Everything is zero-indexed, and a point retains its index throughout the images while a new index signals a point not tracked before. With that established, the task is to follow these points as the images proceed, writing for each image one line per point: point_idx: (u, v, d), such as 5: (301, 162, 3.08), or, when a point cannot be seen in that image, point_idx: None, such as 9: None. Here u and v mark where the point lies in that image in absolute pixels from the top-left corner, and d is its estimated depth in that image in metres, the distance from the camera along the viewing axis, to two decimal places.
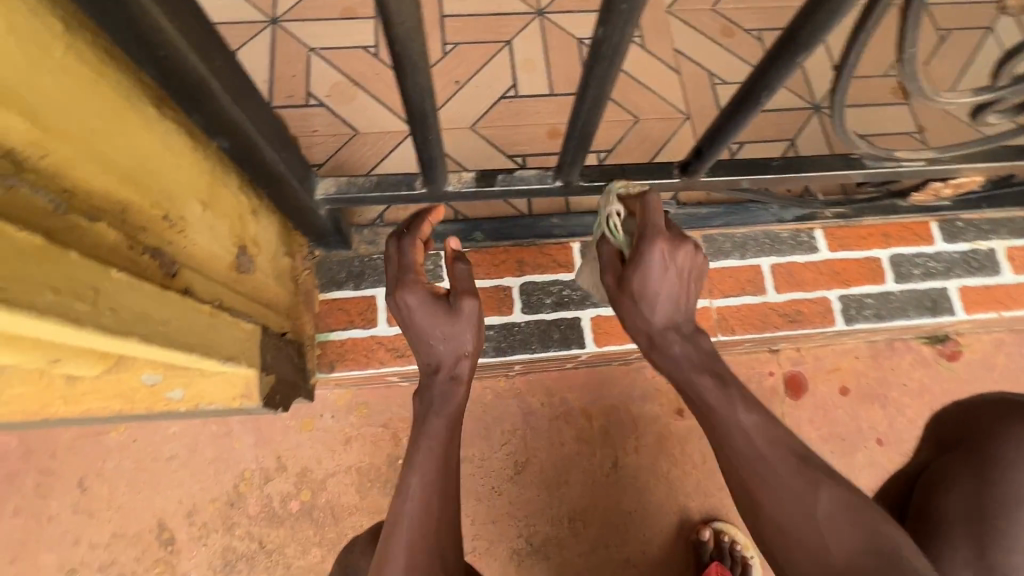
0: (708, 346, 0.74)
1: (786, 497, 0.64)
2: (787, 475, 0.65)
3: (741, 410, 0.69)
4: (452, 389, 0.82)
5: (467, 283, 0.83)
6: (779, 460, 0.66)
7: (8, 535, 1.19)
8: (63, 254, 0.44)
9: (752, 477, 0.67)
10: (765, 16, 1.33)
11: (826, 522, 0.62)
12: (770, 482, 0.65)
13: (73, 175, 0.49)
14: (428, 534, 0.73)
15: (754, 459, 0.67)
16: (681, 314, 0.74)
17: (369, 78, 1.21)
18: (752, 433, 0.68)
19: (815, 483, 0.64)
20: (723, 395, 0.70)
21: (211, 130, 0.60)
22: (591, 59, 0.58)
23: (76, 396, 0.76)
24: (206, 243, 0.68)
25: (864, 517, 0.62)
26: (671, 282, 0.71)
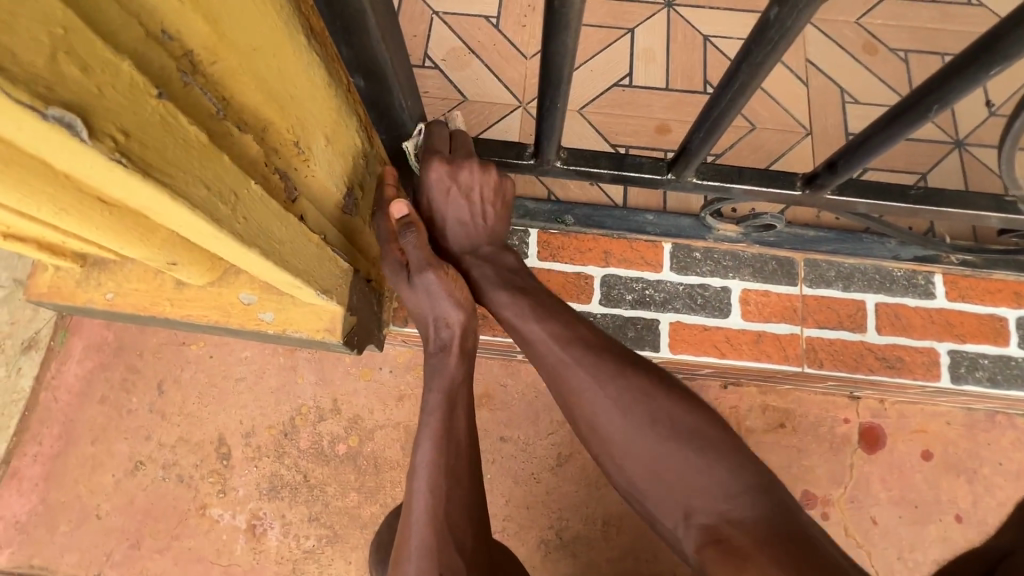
0: (508, 261, 0.88)
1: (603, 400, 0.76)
2: (588, 379, 0.76)
3: (533, 322, 0.81)
4: (445, 360, 0.84)
5: (418, 256, 0.80)
6: (575, 360, 0.78)
7: (91, 418, 1.31)
8: (218, 156, 0.46)
9: (564, 384, 0.78)
10: (916, 38, 1.21)
11: (631, 420, 0.74)
12: (580, 391, 0.77)
13: (233, 83, 0.51)
14: (440, 516, 0.76)
15: (559, 368, 0.79)
16: (482, 239, 0.89)
17: (486, 47, 1.22)
18: (544, 338, 0.80)
19: (617, 378, 0.76)
20: (514, 306, 0.83)
21: (354, 65, 0.62)
22: (749, 43, 0.54)
23: (182, 300, 0.81)
24: (324, 176, 0.71)
25: (662, 409, 0.74)
26: (467, 203, 0.85)
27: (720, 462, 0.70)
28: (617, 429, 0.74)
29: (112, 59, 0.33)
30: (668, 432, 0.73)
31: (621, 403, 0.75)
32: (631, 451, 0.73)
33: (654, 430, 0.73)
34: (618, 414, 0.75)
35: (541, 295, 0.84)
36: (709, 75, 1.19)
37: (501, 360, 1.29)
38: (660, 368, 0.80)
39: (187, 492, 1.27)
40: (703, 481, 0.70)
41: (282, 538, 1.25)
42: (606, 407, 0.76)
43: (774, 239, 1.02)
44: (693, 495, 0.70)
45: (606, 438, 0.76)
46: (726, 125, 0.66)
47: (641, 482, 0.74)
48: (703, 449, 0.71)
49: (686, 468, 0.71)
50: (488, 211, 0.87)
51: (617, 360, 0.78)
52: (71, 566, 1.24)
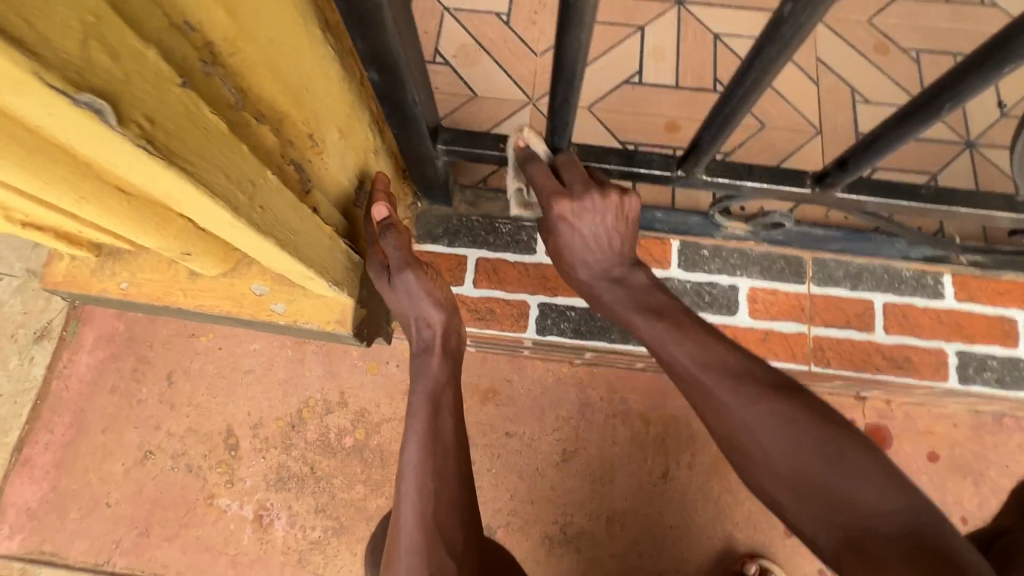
0: (639, 282, 0.81)
1: (739, 415, 0.68)
2: (728, 397, 0.69)
3: (673, 346, 0.74)
4: (428, 361, 0.86)
5: (398, 257, 0.80)
6: (714, 380, 0.70)
7: (102, 407, 1.32)
8: (237, 145, 0.47)
9: (702, 402, 0.71)
10: (928, 37, 1.21)
11: (781, 437, 0.65)
12: (715, 404, 0.70)
13: (250, 75, 0.52)
14: (428, 518, 0.77)
15: (698, 391, 0.72)
16: (612, 261, 0.81)
17: (496, 44, 1.22)
18: (684, 360, 0.73)
19: (756, 393, 0.68)
20: (654, 330, 0.76)
21: (369, 59, 0.62)
22: (764, 39, 0.54)
23: (194, 291, 0.83)
24: (337, 169, 0.72)
25: (802, 424, 0.65)
26: (591, 233, 0.79)
27: (873, 481, 0.60)
28: (755, 443, 0.66)
29: (138, 47, 0.34)
30: (812, 448, 0.64)
31: (755, 416, 0.67)
32: (774, 465, 0.65)
33: (798, 448, 0.64)
34: (752, 427, 0.67)
35: (677, 315, 0.77)
36: (719, 74, 1.19)
37: (507, 356, 1.30)
38: (795, 383, 0.70)
39: (196, 482, 1.28)
40: (859, 499, 0.59)
41: (289, 528, 1.26)
42: (744, 421, 0.68)
43: (783, 238, 1.02)
44: (840, 513, 0.60)
45: (745, 452, 0.68)
46: (738, 121, 0.66)
47: (784, 499, 0.64)
48: (853, 470, 0.61)
49: (834, 485, 0.61)
50: (617, 237, 0.80)
51: (753, 374, 0.70)
52: (81, 552, 1.26)
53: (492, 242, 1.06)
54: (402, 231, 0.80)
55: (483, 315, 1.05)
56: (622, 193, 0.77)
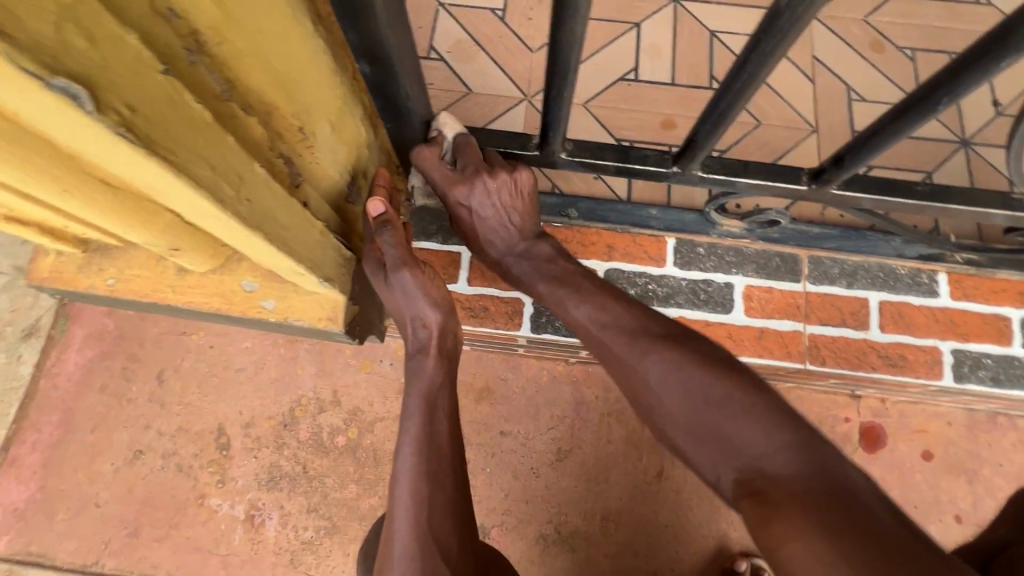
0: (542, 254, 0.88)
1: (639, 371, 0.74)
2: (627, 351, 0.76)
3: (575, 307, 0.83)
4: (424, 361, 0.85)
5: (393, 255, 0.80)
6: (615, 338, 0.77)
7: (91, 406, 1.31)
8: (223, 137, 0.45)
9: (610, 359, 0.78)
10: (923, 36, 1.21)
11: (683, 386, 0.70)
12: (615, 358, 0.78)
13: (238, 66, 0.51)
14: (422, 523, 0.76)
15: (603, 351, 0.79)
16: (516, 236, 0.89)
17: (491, 40, 1.21)
18: (586, 323, 0.81)
19: (647, 348, 0.74)
20: (558, 295, 0.85)
21: (360, 51, 0.61)
22: (760, 32, 0.54)
23: (183, 287, 0.81)
24: (328, 163, 0.70)
25: (689, 373, 0.71)
26: (489, 212, 0.87)
27: (755, 422, 0.65)
28: (655, 396, 0.73)
29: (117, 32, 0.33)
30: (699, 396, 0.69)
31: (654, 371, 0.73)
32: (672, 412, 0.71)
33: (689, 396, 0.69)
34: (653, 381, 0.73)
35: (578, 280, 0.84)
36: (715, 71, 1.18)
37: (502, 354, 1.29)
38: (690, 333, 0.76)
39: (186, 481, 1.27)
40: (742, 440, 0.64)
41: (281, 528, 1.25)
42: (641, 376, 0.74)
43: (778, 235, 1.02)
44: (731, 454, 0.65)
45: (651, 407, 0.74)
46: (734, 115, 0.66)
47: (685, 445, 0.70)
48: (741, 412, 0.66)
49: (723, 429, 0.66)
50: (519, 214, 0.88)
51: (650, 333, 0.76)
52: (69, 553, 1.24)
53: None
54: (398, 228, 0.81)
55: (478, 313, 1.04)
56: (511, 170, 0.83)
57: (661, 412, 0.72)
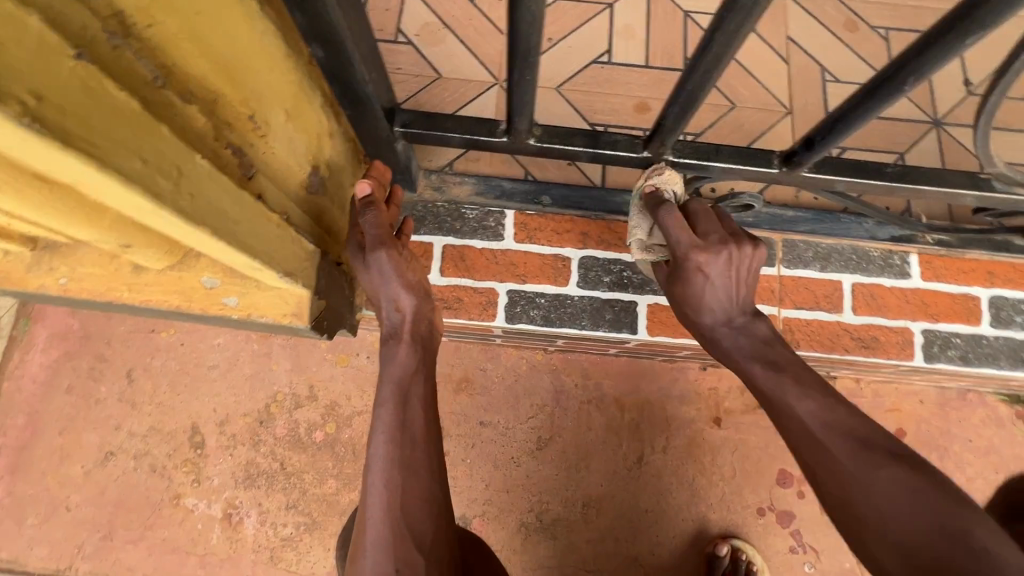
0: (762, 334, 0.79)
1: (855, 477, 0.64)
2: (848, 458, 0.66)
3: (792, 396, 0.72)
4: (396, 348, 0.84)
5: (374, 234, 0.80)
6: (833, 441, 0.68)
7: (58, 409, 1.27)
8: (154, 126, 0.43)
9: (809, 456, 0.69)
10: (896, 15, 1.20)
11: (899, 503, 0.61)
12: (825, 457, 0.67)
13: (174, 52, 0.48)
14: (395, 508, 0.74)
15: (808, 448, 0.69)
16: (735, 308, 0.80)
17: (460, 22, 1.17)
18: (807, 420, 0.70)
19: (879, 463, 0.64)
20: (773, 377, 0.75)
21: (309, 34, 0.58)
22: (723, 11, 0.52)
23: (139, 285, 0.78)
24: (285, 153, 0.68)
25: (936, 500, 0.59)
26: (719, 282, 0.78)
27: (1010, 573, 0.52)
28: (872, 510, 0.62)
29: (14, 12, 0.30)
30: (935, 524, 0.58)
31: (866, 486, 0.63)
32: (894, 537, 0.60)
33: (924, 519, 0.58)
34: (877, 498, 0.62)
35: (798, 370, 0.75)
36: (689, 53, 1.16)
37: (480, 344, 1.28)
38: (927, 460, 0.64)
39: (160, 482, 1.24)
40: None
41: (259, 526, 1.23)
42: (860, 485, 0.64)
43: (752, 220, 1.01)
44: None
45: (863, 523, 0.63)
46: (703, 98, 0.64)
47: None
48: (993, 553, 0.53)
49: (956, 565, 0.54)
50: (746, 289, 0.80)
51: (881, 445, 0.66)
52: (41, 558, 1.21)
53: (459, 229, 1.03)
54: (383, 210, 0.81)
55: (451, 304, 1.02)
56: (753, 247, 0.79)
57: (871, 530, 0.62)
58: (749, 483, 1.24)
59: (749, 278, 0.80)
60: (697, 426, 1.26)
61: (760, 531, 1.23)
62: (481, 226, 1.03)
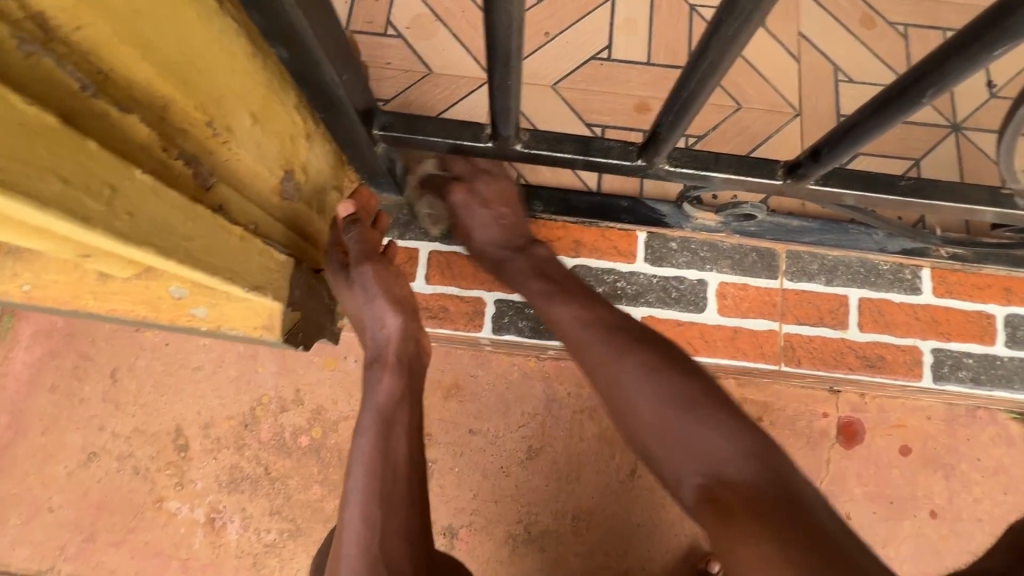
0: (540, 254, 0.88)
1: (616, 373, 0.72)
2: (603, 353, 0.74)
3: (558, 305, 0.80)
4: (379, 375, 0.81)
5: (360, 250, 0.83)
6: (595, 342, 0.76)
7: (42, 407, 1.25)
8: (77, 141, 0.38)
9: (582, 361, 0.77)
10: (916, 11, 1.13)
11: (657, 395, 0.70)
12: (591, 361, 0.75)
13: (110, 56, 0.43)
14: (373, 547, 0.71)
15: (583, 354, 0.77)
16: (496, 231, 0.90)
17: (453, 14, 1.12)
18: (562, 322, 0.79)
19: (628, 353, 0.73)
20: (545, 293, 0.82)
21: (270, 34, 0.54)
22: (720, 13, 0.46)
23: (105, 294, 0.75)
24: (252, 160, 0.63)
25: (667, 379, 0.71)
26: (478, 207, 0.90)
27: (721, 430, 0.66)
28: (637, 405, 0.70)
29: None
30: (670, 401, 0.69)
31: (626, 381, 0.72)
32: (639, 415, 0.70)
33: (666, 403, 0.69)
34: (626, 384, 0.72)
35: (567, 281, 0.83)
36: (693, 49, 1.10)
37: (471, 350, 1.24)
38: (657, 337, 0.76)
39: (144, 484, 1.22)
40: (707, 447, 0.66)
41: (242, 532, 1.21)
42: (621, 383, 0.72)
43: (755, 229, 0.96)
44: (696, 458, 0.66)
45: (626, 413, 0.71)
46: (698, 108, 0.59)
47: (653, 448, 0.69)
48: (705, 418, 0.67)
49: (688, 433, 0.67)
50: (516, 214, 0.91)
51: (629, 336, 0.76)
52: (24, 559, 1.20)
53: (447, 234, 0.99)
54: (367, 227, 0.86)
55: (436, 314, 0.98)
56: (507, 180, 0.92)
57: (628, 416, 0.71)
58: None
59: (514, 205, 0.92)
60: None
61: None
62: None
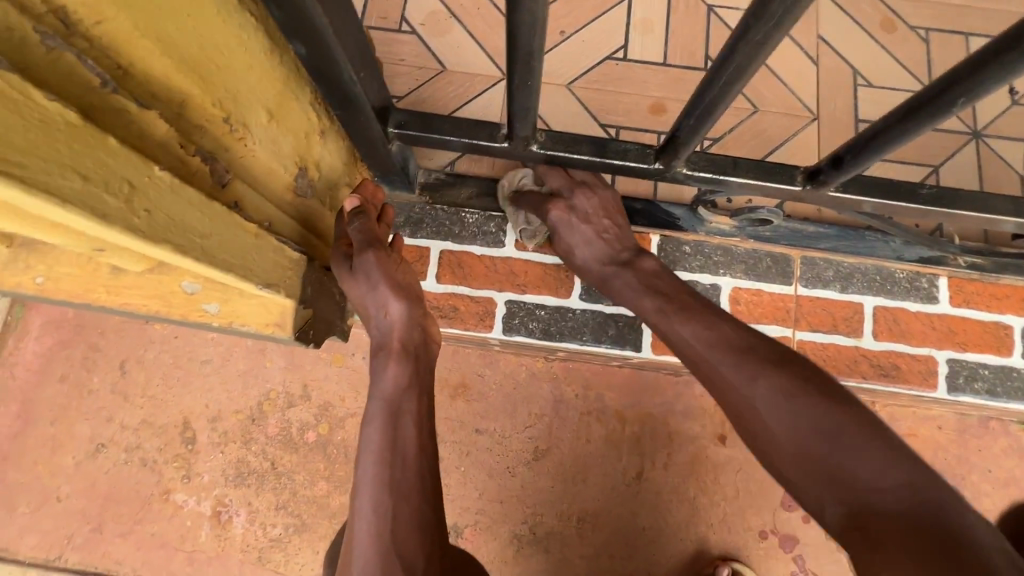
0: (648, 267, 0.83)
1: (747, 395, 0.66)
2: (728, 370, 0.69)
3: (678, 324, 0.76)
4: (386, 363, 0.80)
5: (363, 238, 0.79)
6: (718, 359, 0.70)
7: (51, 397, 1.26)
8: (98, 137, 0.38)
9: (711, 379, 0.71)
10: (938, 15, 1.11)
11: (797, 417, 0.63)
12: (715, 379, 0.70)
13: (130, 52, 0.43)
14: (385, 536, 0.71)
15: (704, 375, 0.72)
16: (608, 248, 0.87)
17: (468, 11, 1.11)
18: (689, 341, 0.74)
19: (754, 372, 0.67)
20: (661, 313, 0.78)
21: (288, 30, 0.53)
22: (748, 18, 0.45)
23: (117, 287, 0.75)
24: (267, 157, 0.63)
25: (801, 399, 0.63)
26: (579, 223, 0.87)
27: (874, 456, 0.58)
28: (769, 426, 0.64)
29: None
30: (812, 425, 0.62)
31: (755, 403, 0.66)
32: (775, 440, 0.63)
33: (805, 425, 0.62)
34: (755, 405, 0.66)
35: (684, 298, 0.78)
36: (710, 51, 1.09)
37: (479, 349, 1.24)
38: (796, 355, 0.68)
39: (151, 476, 1.23)
40: (857, 474, 0.57)
41: (248, 526, 1.21)
42: (746, 403, 0.67)
43: (770, 234, 0.95)
44: (840, 487, 0.58)
45: (760, 437, 0.65)
46: (720, 112, 0.58)
47: (793, 477, 0.62)
48: (854, 444, 0.59)
49: (840, 461, 0.59)
50: (618, 226, 0.88)
51: (758, 353, 0.68)
52: (32, 547, 1.20)
53: (458, 233, 0.98)
54: (372, 219, 0.81)
55: (447, 314, 0.97)
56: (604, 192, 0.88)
57: (762, 439, 0.65)
58: (752, 503, 1.20)
59: (616, 216, 0.88)
60: (700, 444, 1.21)
61: (761, 555, 1.19)
62: (481, 231, 0.99)
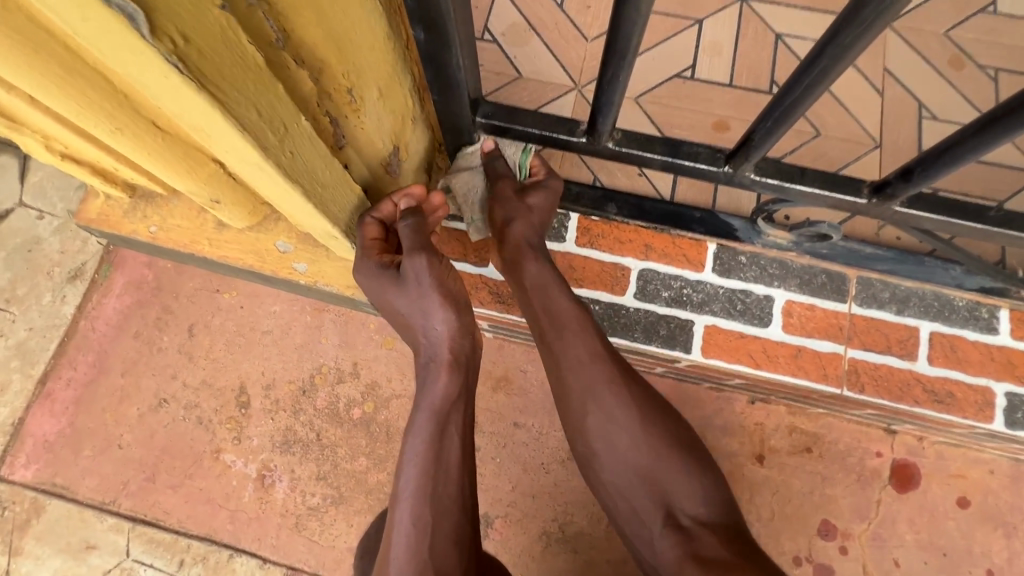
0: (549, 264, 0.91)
1: (603, 401, 0.83)
2: (598, 376, 0.83)
3: (566, 318, 0.86)
4: (437, 375, 0.79)
5: (413, 241, 0.76)
6: (596, 370, 0.84)
7: (123, 351, 1.35)
8: (272, 84, 0.46)
9: (577, 382, 0.84)
10: (1008, 56, 1.13)
11: (641, 435, 0.82)
12: (583, 384, 0.83)
13: (297, 19, 0.50)
14: (422, 551, 0.72)
15: (577, 376, 0.84)
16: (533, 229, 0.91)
17: (547, 25, 1.19)
18: (565, 342, 0.85)
19: (617, 386, 0.83)
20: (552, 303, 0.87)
21: (415, 13, 0.59)
22: (841, 22, 0.50)
23: (220, 242, 0.84)
24: (373, 129, 0.70)
25: (648, 418, 0.83)
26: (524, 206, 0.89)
27: (686, 472, 0.81)
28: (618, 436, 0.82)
29: None
30: (648, 443, 0.82)
31: (624, 414, 0.82)
32: (619, 446, 0.82)
33: (644, 439, 0.82)
34: (612, 415, 0.82)
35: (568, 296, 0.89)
36: (776, 75, 1.13)
37: (524, 345, 1.27)
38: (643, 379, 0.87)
39: (205, 434, 1.30)
40: (677, 484, 0.80)
41: (289, 492, 1.26)
42: (607, 408, 0.83)
43: (827, 251, 0.97)
44: (661, 492, 0.80)
45: (603, 440, 0.82)
46: (799, 115, 0.62)
47: (623, 479, 0.82)
48: (675, 458, 0.82)
49: (663, 472, 0.81)
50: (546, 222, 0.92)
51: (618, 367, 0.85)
52: (90, 489, 1.28)
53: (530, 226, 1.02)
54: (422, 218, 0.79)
55: (504, 300, 1.02)
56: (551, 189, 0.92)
57: (605, 444, 0.82)
58: (787, 529, 1.14)
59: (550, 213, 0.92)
60: (738, 461, 1.16)
61: None
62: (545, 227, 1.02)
